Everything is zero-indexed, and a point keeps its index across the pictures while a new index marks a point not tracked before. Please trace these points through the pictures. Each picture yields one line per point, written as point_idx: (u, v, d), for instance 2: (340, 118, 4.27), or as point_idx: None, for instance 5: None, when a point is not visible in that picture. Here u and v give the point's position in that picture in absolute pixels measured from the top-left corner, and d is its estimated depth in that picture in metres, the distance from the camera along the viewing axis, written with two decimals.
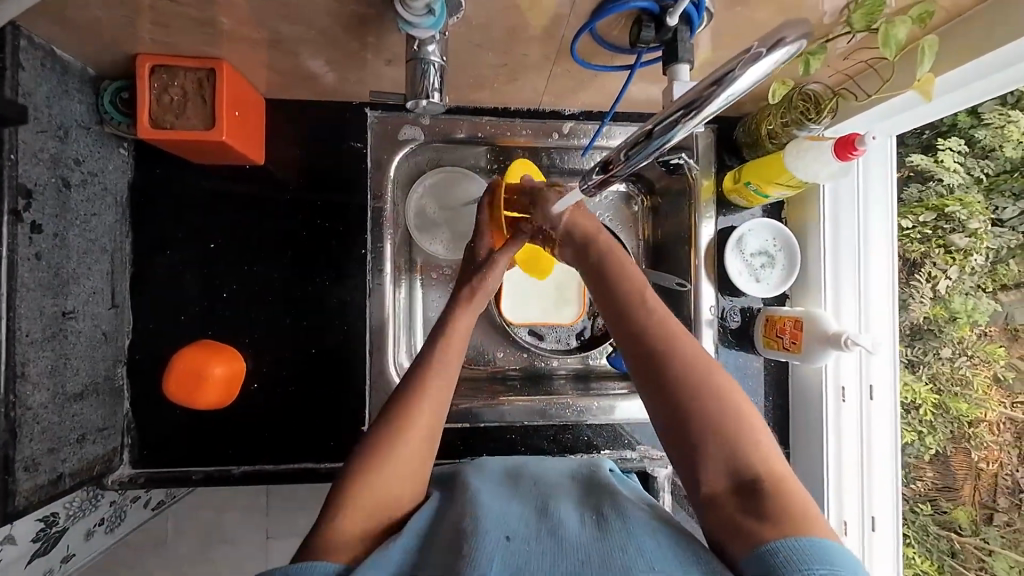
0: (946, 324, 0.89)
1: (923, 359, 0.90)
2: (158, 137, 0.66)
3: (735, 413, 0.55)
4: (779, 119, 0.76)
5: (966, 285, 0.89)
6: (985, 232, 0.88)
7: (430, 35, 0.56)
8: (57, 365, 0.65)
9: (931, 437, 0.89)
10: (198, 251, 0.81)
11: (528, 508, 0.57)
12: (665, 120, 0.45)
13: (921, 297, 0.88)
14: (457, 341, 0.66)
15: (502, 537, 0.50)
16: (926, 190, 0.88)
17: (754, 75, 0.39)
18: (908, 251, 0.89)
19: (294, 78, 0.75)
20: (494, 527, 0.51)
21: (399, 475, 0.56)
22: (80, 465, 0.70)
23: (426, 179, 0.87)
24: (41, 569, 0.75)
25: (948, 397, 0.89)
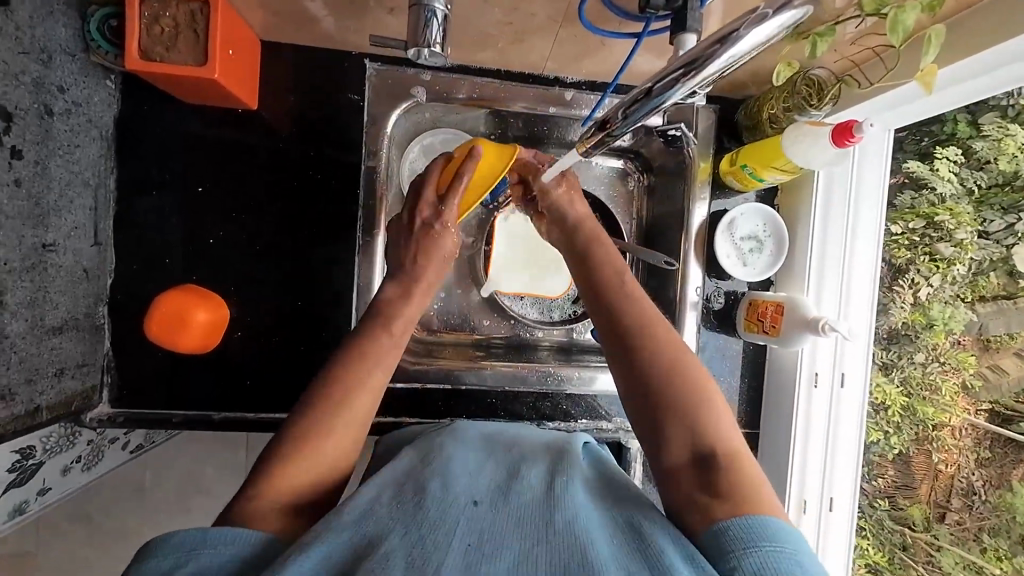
0: (922, 331, 0.91)
1: (897, 362, 0.93)
2: (147, 70, 0.64)
3: (700, 393, 0.58)
4: (782, 103, 0.76)
5: (945, 295, 0.91)
6: (971, 243, 0.90)
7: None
8: (36, 297, 0.64)
9: (896, 437, 0.93)
10: (184, 194, 0.79)
11: (497, 475, 0.57)
12: (666, 77, 0.45)
13: (902, 303, 0.91)
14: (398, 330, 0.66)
15: (469, 502, 0.51)
16: (918, 197, 0.89)
17: (756, 39, 0.40)
18: (895, 258, 0.92)
19: (293, 20, 0.72)
20: (462, 493, 0.52)
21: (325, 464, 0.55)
22: (59, 399, 0.70)
23: (421, 139, 0.87)
24: (17, 499, 0.76)
25: (916, 400, 0.92)
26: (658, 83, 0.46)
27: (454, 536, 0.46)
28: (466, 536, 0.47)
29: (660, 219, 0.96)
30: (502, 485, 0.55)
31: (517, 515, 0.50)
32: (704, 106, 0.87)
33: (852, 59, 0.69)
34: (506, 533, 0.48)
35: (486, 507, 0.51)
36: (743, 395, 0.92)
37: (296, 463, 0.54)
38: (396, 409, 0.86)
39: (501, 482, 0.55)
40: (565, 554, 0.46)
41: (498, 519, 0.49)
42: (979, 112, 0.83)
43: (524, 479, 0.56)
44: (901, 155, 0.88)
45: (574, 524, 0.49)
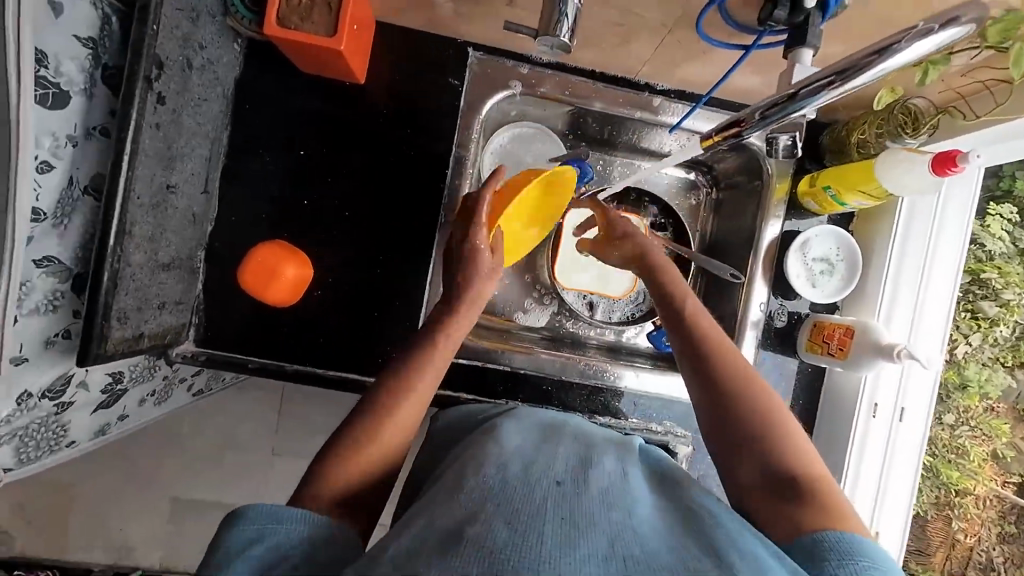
0: None
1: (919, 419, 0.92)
2: (281, 36, 0.69)
3: (775, 416, 0.60)
4: (874, 130, 0.76)
5: None
6: None
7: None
8: (155, 233, 0.70)
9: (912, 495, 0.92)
10: (287, 156, 0.84)
11: (574, 457, 0.59)
12: (812, 84, 0.49)
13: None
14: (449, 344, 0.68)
15: (553, 482, 0.53)
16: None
17: (914, 52, 0.43)
18: None
19: (413, 3, 0.76)
20: (545, 473, 0.54)
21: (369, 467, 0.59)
22: (158, 331, 0.75)
23: (507, 133, 0.93)
24: (101, 419, 0.81)
25: None
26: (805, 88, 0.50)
27: (545, 514, 0.49)
28: (555, 514, 0.49)
29: (729, 233, 0.97)
30: (579, 472, 0.56)
31: (601, 499, 0.52)
32: None
33: (959, 90, 0.70)
34: (591, 521, 0.49)
35: (570, 489, 0.53)
36: (794, 417, 0.92)
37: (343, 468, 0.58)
38: (452, 385, 0.88)
39: (579, 467, 0.56)
40: (653, 552, 0.46)
41: (583, 500, 0.51)
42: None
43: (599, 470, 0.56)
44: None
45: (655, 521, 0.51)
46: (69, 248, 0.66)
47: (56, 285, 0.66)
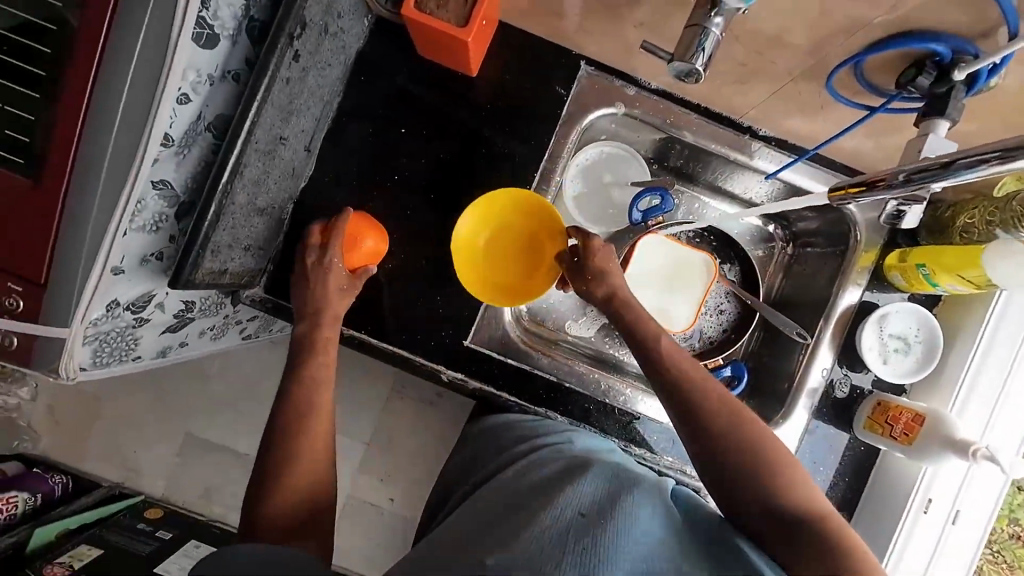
0: None
1: None
2: (416, 19, 0.73)
3: (765, 452, 0.63)
4: (985, 215, 0.74)
5: None
6: None
7: (729, 8, 0.55)
8: (260, 179, 0.73)
9: None
10: (388, 132, 0.88)
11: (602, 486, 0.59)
12: (968, 157, 0.47)
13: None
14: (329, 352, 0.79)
15: (576, 513, 0.54)
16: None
17: None
18: None
19: (542, 9, 0.79)
20: (569, 503, 0.55)
21: (301, 493, 0.70)
22: (239, 270, 0.78)
23: (594, 150, 0.96)
24: (164, 342, 0.85)
25: None
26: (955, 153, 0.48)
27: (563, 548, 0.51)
28: (574, 544, 0.51)
29: (800, 292, 0.95)
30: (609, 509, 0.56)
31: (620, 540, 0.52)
32: None
33: None
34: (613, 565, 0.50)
35: (591, 519, 0.54)
36: (835, 494, 0.87)
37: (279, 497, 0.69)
38: (495, 384, 0.87)
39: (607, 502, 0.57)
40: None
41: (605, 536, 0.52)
42: None
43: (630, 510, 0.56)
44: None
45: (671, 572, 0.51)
46: (182, 175, 0.70)
47: (162, 207, 0.70)
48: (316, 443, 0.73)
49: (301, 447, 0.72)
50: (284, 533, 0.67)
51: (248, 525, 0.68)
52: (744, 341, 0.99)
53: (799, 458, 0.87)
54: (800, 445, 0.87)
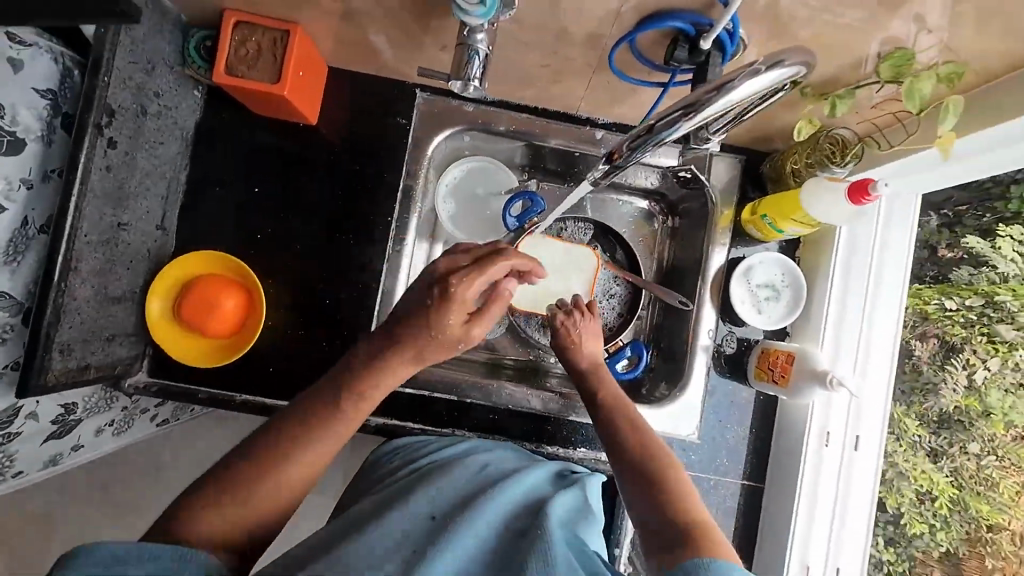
0: (977, 419, 0.87)
1: (948, 450, 0.89)
2: (229, 83, 0.74)
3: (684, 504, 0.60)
4: (804, 159, 0.78)
5: (1005, 381, 0.86)
6: None
7: (482, 24, 0.58)
8: (105, 269, 0.73)
9: (944, 533, 0.88)
10: (243, 193, 0.89)
11: (457, 492, 0.64)
12: (668, 117, 0.52)
13: (953, 385, 0.88)
14: (366, 404, 0.62)
15: (427, 516, 0.59)
16: (975, 273, 0.87)
17: (751, 86, 0.48)
18: (948, 334, 0.88)
19: (357, 50, 0.82)
20: (420, 508, 0.60)
21: (255, 518, 0.55)
22: (106, 363, 0.77)
23: (457, 167, 0.96)
24: (49, 451, 0.83)
25: (969, 495, 0.87)
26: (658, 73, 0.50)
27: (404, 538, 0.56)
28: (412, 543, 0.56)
29: (681, 260, 0.98)
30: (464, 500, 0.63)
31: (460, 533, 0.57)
32: (728, 158, 0.91)
33: (876, 121, 0.72)
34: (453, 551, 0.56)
35: (439, 522, 0.59)
36: (749, 445, 0.90)
37: (213, 514, 0.53)
38: (401, 412, 0.88)
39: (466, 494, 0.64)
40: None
41: (450, 536, 0.57)
42: None
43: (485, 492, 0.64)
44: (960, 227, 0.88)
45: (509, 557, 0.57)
46: (20, 283, 0.70)
47: (5, 318, 0.69)
48: (311, 462, 0.58)
49: (292, 461, 0.57)
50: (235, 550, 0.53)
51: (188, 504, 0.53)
52: (644, 318, 1.02)
53: (705, 421, 0.90)
54: (705, 407, 0.90)
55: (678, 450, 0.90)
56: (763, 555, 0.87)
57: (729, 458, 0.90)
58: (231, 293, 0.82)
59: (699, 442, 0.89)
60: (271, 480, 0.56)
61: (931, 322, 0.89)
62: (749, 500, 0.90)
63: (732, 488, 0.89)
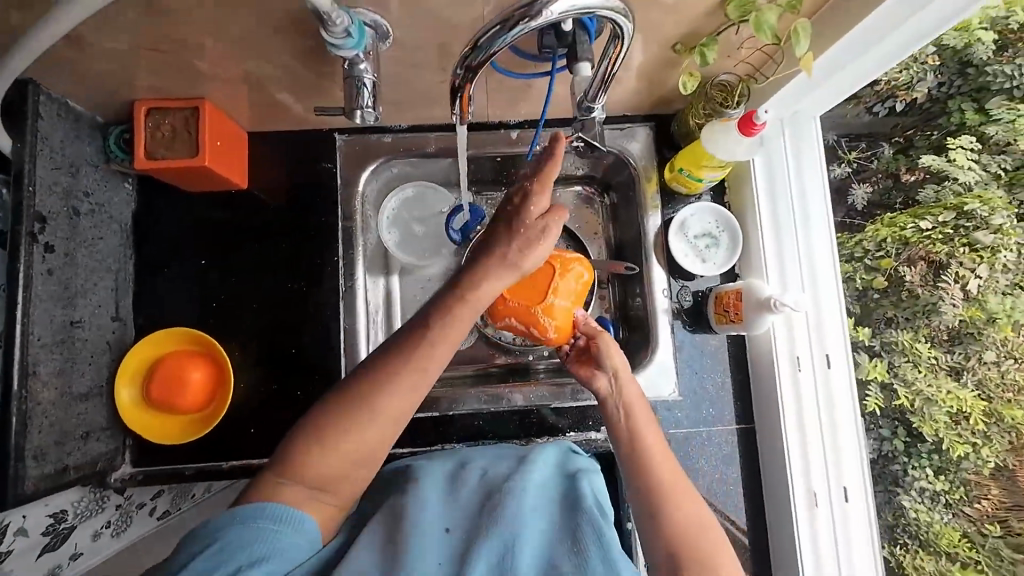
0: (985, 326, 0.81)
1: (967, 365, 0.82)
2: (151, 166, 0.78)
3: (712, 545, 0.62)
4: (702, 111, 0.83)
5: (1000, 285, 0.81)
6: (1012, 228, 0.82)
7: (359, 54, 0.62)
8: (65, 368, 0.74)
9: (987, 448, 0.80)
10: (190, 268, 0.91)
11: (471, 502, 0.68)
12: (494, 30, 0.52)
13: (953, 300, 0.82)
14: (445, 346, 0.63)
15: (442, 530, 0.63)
16: (941, 188, 0.85)
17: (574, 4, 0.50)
18: (932, 253, 0.84)
19: (268, 110, 0.86)
20: (435, 521, 0.64)
21: (346, 460, 0.59)
22: (85, 460, 0.78)
23: (394, 197, 1.00)
24: (46, 564, 0.78)
25: (1000, 405, 0.80)
26: (484, 35, 0.52)
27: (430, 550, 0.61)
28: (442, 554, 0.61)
29: (625, 232, 1.02)
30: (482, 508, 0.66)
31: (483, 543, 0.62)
32: (637, 126, 0.96)
33: (751, 61, 0.77)
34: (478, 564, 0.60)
35: (454, 537, 0.63)
36: (731, 391, 0.92)
37: (314, 463, 0.58)
38: (388, 440, 0.89)
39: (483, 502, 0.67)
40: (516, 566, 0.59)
41: (466, 546, 0.62)
42: (984, 98, 0.84)
43: (501, 496, 0.67)
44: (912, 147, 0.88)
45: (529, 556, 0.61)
46: None
47: None
48: (395, 407, 0.60)
49: (377, 404, 0.60)
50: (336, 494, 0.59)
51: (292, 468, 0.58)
52: (606, 297, 1.04)
53: (683, 378, 0.92)
54: (678, 363, 0.92)
55: (664, 412, 0.91)
56: (772, 495, 0.87)
57: (714, 407, 0.91)
58: (194, 364, 0.84)
59: (681, 399, 0.91)
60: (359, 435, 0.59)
61: (914, 244, 0.86)
62: (745, 444, 0.90)
63: (726, 436, 0.90)
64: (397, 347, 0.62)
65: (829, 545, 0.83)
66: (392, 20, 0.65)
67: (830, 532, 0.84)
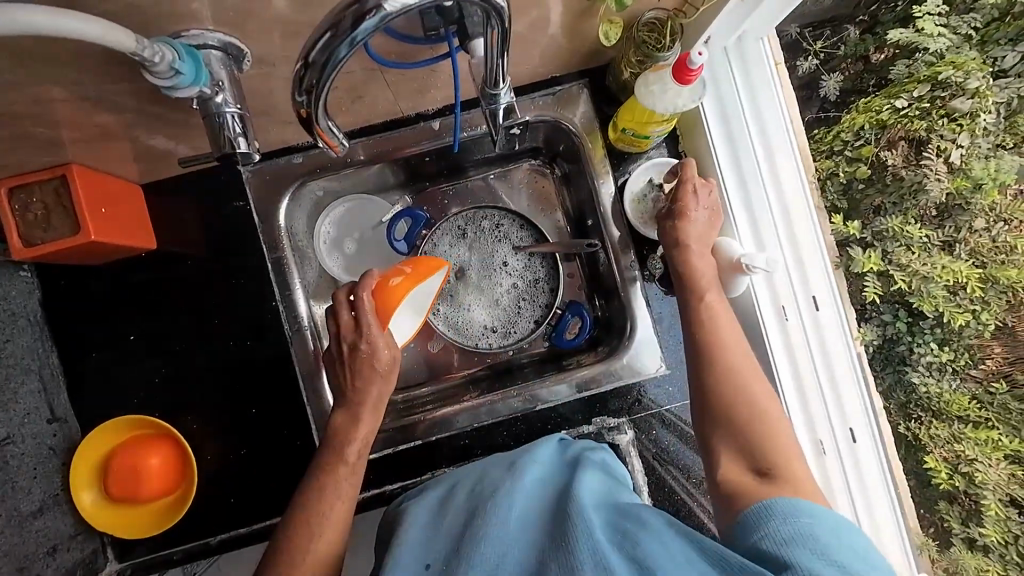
0: (972, 194, 0.90)
1: (959, 236, 0.92)
2: (34, 254, 0.68)
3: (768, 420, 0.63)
4: (635, 59, 0.74)
5: (982, 149, 0.90)
6: (987, 88, 0.87)
7: (210, 89, 0.58)
8: (5, 492, 0.68)
9: (987, 312, 0.90)
10: (121, 347, 0.83)
11: (455, 525, 0.60)
12: (318, 43, 0.42)
13: (936, 174, 0.88)
14: (360, 443, 0.69)
15: (420, 567, 0.56)
16: (912, 64, 0.92)
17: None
18: (912, 131, 0.90)
19: (152, 157, 0.76)
20: (411, 560, 0.57)
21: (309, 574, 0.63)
22: (59, 575, 0.73)
23: (327, 215, 0.92)
24: None
25: (994, 268, 0.90)
26: (316, 48, 0.42)
27: None
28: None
29: (582, 203, 0.94)
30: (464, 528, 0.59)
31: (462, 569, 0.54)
32: (572, 83, 0.86)
33: None
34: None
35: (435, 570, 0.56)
36: None
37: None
38: (375, 478, 0.85)
39: (465, 521, 0.60)
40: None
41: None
42: None
43: (479, 509, 0.60)
44: (881, 28, 0.99)
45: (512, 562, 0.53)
46: None
47: None
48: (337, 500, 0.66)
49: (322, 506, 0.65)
50: None
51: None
52: (575, 276, 0.97)
53: (668, 348, 0.86)
54: (660, 336, 0.87)
55: (654, 388, 0.86)
56: None
57: None
58: (149, 449, 0.77)
59: (669, 371, 0.86)
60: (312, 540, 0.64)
61: (893, 127, 0.90)
62: None
63: None
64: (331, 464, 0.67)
65: (846, 490, 0.80)
66: (244, 34, 0.54)
67: (844, 475, 0.80)
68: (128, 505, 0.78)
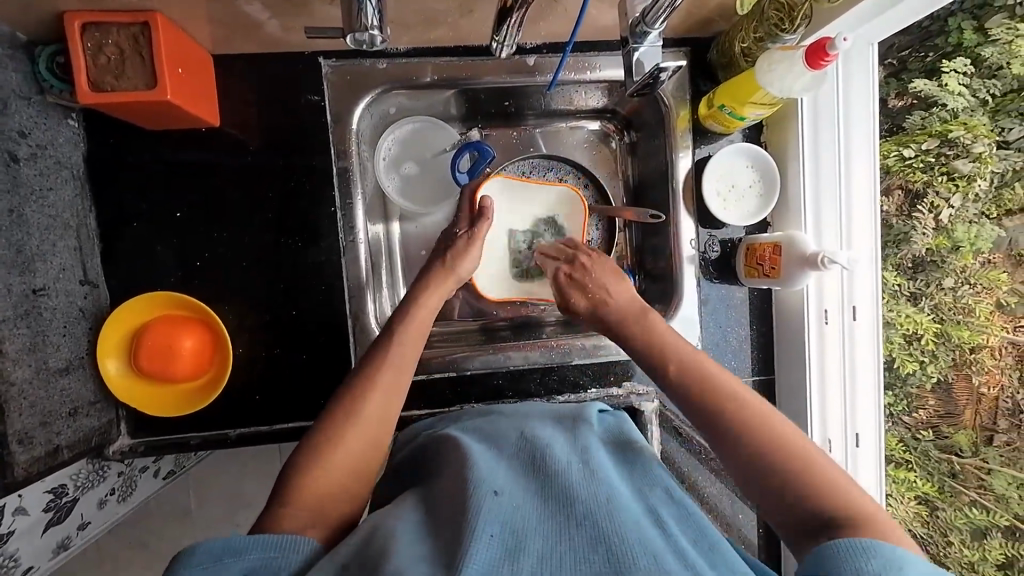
0: (948, 255, 0.91)
1: (926, 291, 0.92)
2: (101, 101, 0.63)
3: (791, 450, 0.54)
4: (751, 36, 0.74)
5: (968, 214, 0.90)
6: (989, 155, 0.88)
7: None
8: (36, 342, 0.66)
9: (933, 365, 0.91)
10: (163, 222, 0.79)
11: (521, 471, 0.56)
12: None
13: (923, 229, 0.90)
14: (411, 342, 0.69)
15: (491, 492, 0.51)
16: (928, 116, 0.90)
17: None
18: (910, 182, 0.91)
19: (237, 27, 0.72)
20: (484, 483, 0.52)
21: (347, 467, 0.58)
22: (77, 437, 0.72)
23: (389, 133, 0.88)
24: (56, 537, 0.74)
25: (951, 326, 0.91)
26: None
27: (480, 524, 0.47)
28: (499, 505, 0.50)
29: (646, 175, 0.93)
30: (529, 473, 0.56)
31: (539, 511, 0.51)
32: (673, 50, 0.84)
33: None
34: (539, 527, 0.49)
35: (506, 499, 0.51)
36: (752, 343, 0.90)
37: (308, 482, 0.56)
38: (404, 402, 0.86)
39: (531, 472, 0.56)
40: (579, 537, 0.47)
41: (520, 510, 0.50)
42: (988, 18, 0.90)
43: (547, 461, 0.57)
44: (907, 75, 0.92)
45: (599, 514, 0.49)
46: None
47: None
48: (379, 392, 0.63)
49: (364, 396, 0.62)
50: (331, 511, 0.56)
51: (281, 491, 0.56)
52: (622, 245, 0.98)
53: (706, 330, 0.89)
54: (703, 318, 0.89)
55: None
56: None
57: (735, 360, 0.90)
58: (183, 330, 0.75)
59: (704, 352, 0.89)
60: (351, 431, 0.60)
61: (894, 173, 0.91)
62: (761, 393, 0.91)
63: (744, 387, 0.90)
64: (381, 359, 0.66)
65: None
66: None
67: None
68: (151, 383, 0.77)
